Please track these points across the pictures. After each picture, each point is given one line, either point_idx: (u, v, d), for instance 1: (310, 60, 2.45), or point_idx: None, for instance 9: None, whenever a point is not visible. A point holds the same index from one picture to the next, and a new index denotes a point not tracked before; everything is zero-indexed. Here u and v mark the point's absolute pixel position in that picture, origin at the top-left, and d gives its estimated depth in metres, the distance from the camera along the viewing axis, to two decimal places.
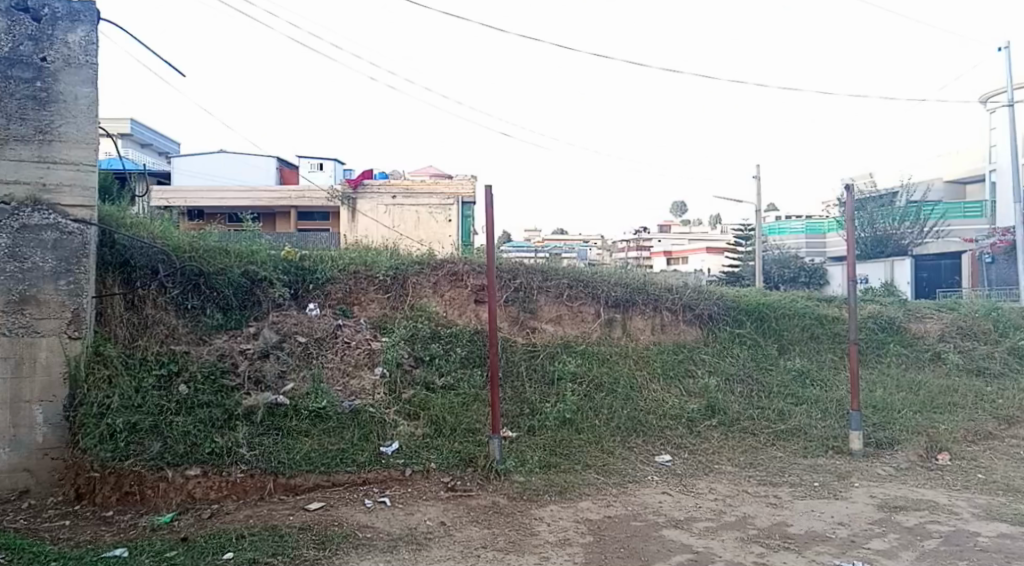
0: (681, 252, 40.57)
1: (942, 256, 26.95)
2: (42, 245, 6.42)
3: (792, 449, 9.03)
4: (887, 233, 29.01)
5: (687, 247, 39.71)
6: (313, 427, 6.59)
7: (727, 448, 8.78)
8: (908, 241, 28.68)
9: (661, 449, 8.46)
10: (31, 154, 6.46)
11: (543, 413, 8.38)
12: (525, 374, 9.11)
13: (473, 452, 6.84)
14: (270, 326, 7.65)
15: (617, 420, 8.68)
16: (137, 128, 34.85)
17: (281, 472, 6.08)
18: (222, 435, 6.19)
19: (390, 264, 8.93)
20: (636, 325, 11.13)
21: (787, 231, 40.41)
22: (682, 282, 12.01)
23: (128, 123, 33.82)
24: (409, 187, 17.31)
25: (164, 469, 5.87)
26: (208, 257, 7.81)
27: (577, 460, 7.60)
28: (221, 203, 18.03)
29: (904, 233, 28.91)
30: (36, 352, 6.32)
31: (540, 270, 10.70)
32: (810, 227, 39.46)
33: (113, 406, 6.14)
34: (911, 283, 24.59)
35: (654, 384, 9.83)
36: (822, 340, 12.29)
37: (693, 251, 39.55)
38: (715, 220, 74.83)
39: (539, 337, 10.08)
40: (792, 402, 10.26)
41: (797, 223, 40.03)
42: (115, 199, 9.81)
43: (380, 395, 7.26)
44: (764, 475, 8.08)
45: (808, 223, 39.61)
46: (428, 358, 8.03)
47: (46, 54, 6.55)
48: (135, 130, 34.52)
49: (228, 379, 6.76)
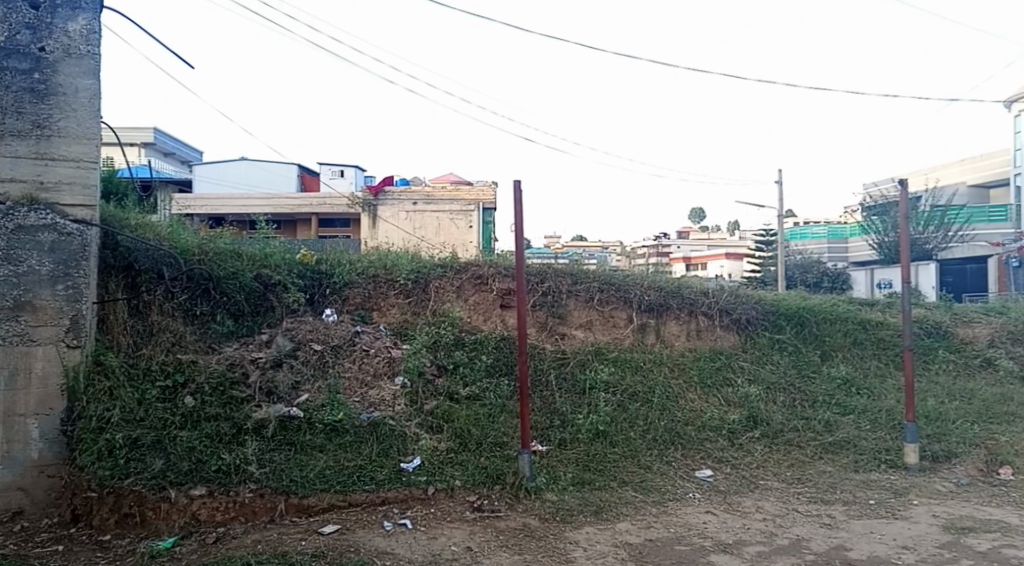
0: (703, 257, 39.80)
1: (967, 261, 27.21)
2: (38, 247, 6.03)
3: (841, 463, 8.37)
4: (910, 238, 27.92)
5: (711, 253, 39.00)
6: (328, 442, 6.10)
7: (772, 462, 8.14)
8: (933, 247, 27.32)
9: (702, 463, 7.85)
10: (27, 150, 6.08)
11: (575, 424, 7.81)
12: (555, 384, 8.57)
13: (502, 469, 6.31)
14: (284, 334, 7.22)
15: (654, 432, 8.10)
16: (161, 138, 35.00)
17: (293, 491, 5.60)
18: (230, 452, 5.73)
19: (411, 268, 8.48)
20: (671, 330, 10.52)
21: (809, 235, 39.28)
22: (718, 285, 11.39)
23: (152, 133, 33.98)
24: (431, 193, 16.87)
25: (166, 488, 5.40)
26: (219, 261, 7.41)
27: (613, 476, 7.02)
28: (243, 211, 17.72)
29: (929, 237, 27.50)
30: (32, 362, 5.92)
31: (569, 273, 10.20)
32: (832, 231, 38.46)
33: (113, 419, 5.71)
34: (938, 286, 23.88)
35: (691, 393, 9.24)
36: (866, 345, 11.61)
37: (714, 257, 38.75)
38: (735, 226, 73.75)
39: (568, 344, 9.52)
40: (838, 412, 9.61)
41: (820, 227, 38.93)
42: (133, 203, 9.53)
43: (401, 406, 6.74)
44: (814, 492, 7.44)
45: (831, 227, 38.59)
46: (452, 366, 7.52)
47: (44, 44, 6.18)
48: (159, 140, 34.80)
49: (238, 390, 6.30)
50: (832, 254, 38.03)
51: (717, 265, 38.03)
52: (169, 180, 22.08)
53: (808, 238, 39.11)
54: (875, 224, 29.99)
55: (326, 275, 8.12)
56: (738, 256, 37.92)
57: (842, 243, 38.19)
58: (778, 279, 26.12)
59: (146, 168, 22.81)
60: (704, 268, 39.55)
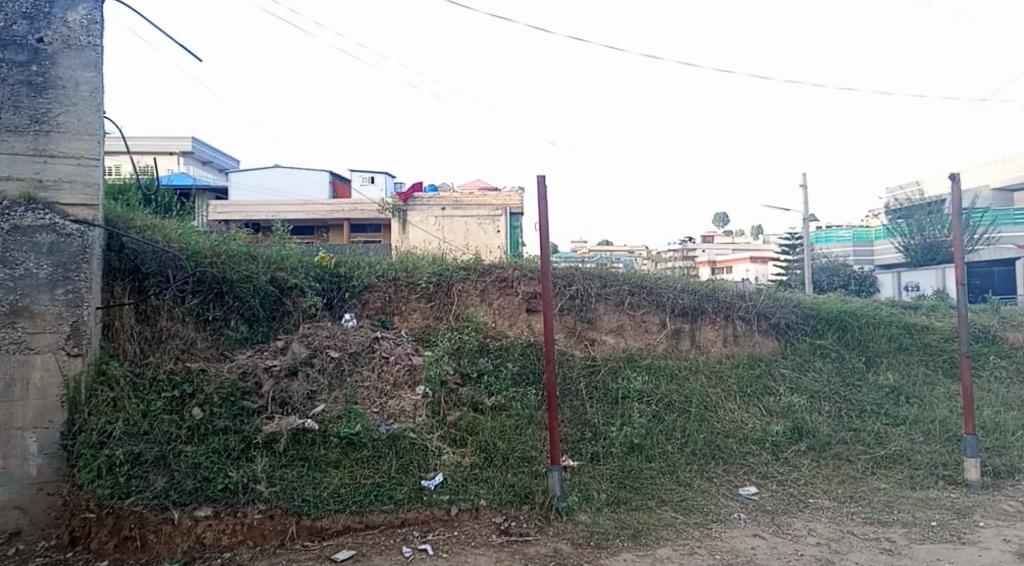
0: (727, 262, 38.82)
1: (994, 262, 25.86)
2: (35, 248, 5.71)
3: (895, 479, 7.73)
4: (937, 241, 27.24)
5: (738, 257, 38.21)
6: (344, 458, 5.67)
7: (821, 478, 7.55)
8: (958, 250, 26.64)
9: (745, 479, 7.30)
10: (25, 146, 5.79)
11: (608, 437, 7.32)
12: (585, 393, 8.06)
13: (530, 487, 5.84)
14: (300, 340, 6.80)
15: (693, 446, 7.56)
16: (198, 146, 35.32)
17: (305, 512, 5.22)
18: (238, 468, 5.34)
19: (434, 269, 8.02)
20: (707, 336, 9.93)
21: (834, 238, 38.14)
22: (756, 288, 10.78)
23: (189, 142, 34.12)
24: (459, 198, 16.50)
25: (169, 509, 5.06)
26: (232, 264, 7.03)
27: (650, 495, 6.51)
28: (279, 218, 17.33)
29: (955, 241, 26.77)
30: (30, 371, 5.59)
31: (599, 275, 9.61)
32: (858, 234, 37.34)
33: (114, 433, 5.35)
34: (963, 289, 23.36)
35: (730, 402, 8.68)
36: (912, 351, 10.94)
37: (739, 260, 37.88)
38: (756, 229, 72.49)
39: (599, 350, 8.98)
40: (887, 423, 8.98)
41: (844, 230, 37.77)
42: (163, 205, 9.23)
43: (423, 418, 6.28)
44: (870, 513, 6.84)
45: (857, 230, 37.49)
46: (477, 374, 7.06)
47: (42, 35, 5.88)
48: (195, 148, 35.02)
49: (250, 400, 5.89)
50: (859, 257, 36.96)
51: (742, 268, 37.12)
52: (204, 186, 22.08)
53: (834, 241, 38.02)
54: (899, 225, 28.93)
55: (345, 278, 7.71)
56: (762, 258, 37.01)
57: (867, 246, 37.08)
58: (807, 282, 25.31)
59: (185, 177, 22.89)
60: (729, 272, 38.66)
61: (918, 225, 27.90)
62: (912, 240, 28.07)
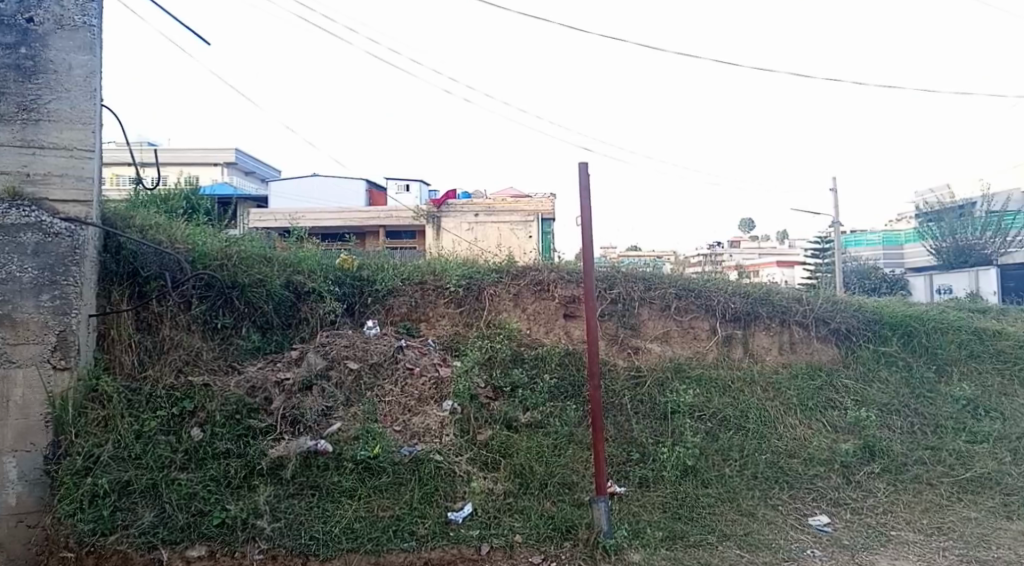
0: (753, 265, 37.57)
1: None
2: (19, 250, 5.22)
3: (987, 508, 6.75)
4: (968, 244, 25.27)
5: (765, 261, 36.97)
6: (361, 486, 5.01)
7: (901, 506, 6.61)
8: (991, 251, 24.64)
9: (816, 508, 6.43)
10: (12, 136, 5.34)
11: (658, 459, 6.53)
12: (631, 408, 7.26)
13: (572, 519, 5.07)
14: (316, 350, 6.11)
15: (754, 469, 6.72)
16: (242, 157, 35.37)
17: (313, 553, 4.63)
18: (238, 500, 4.79)
19: (463, 272, 7.32)
20: (761, 343, 9.02)
21: (865, 241, 36.59)
22: (815, 291, 9.84)
23: (228, 151, 34.08)
24: (491, 205, 15.86)
25: (158, 548, 4.57)
26: (245, 266, 6.43)
27: (711, 529, 5.70)
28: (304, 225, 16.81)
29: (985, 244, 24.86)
30: (11, 388, 5.06)
31: (643, 277, 8.78)
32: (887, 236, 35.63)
33: (102, 458, 4.84)
34: (999, 291, 22.15)
35: (791, 417, 7.80)
36: (987, 360, 9.87)
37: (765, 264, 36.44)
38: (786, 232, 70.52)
39: (644, 359, 8.15)
40: (968, 441, 8.01)
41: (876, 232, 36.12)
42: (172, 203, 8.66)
43: (450, 438, 5.55)
44: (964, 548, 5.90)
45: (886, 232, 35.83)
46: (511, 388, 6.30)
47: (33, 14, 5.43)
48: (240, 159, 34.95)
49: (257, 418, 5.24)
50: (889, 260, 35.25)
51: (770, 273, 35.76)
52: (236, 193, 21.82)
53: (863, 245, 36.55)
54: (929, 228, 27.04)
55: (367, 281, 7.04)
56: (791, 263, 35.74)
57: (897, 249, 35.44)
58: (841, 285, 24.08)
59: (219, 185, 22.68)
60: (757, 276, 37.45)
61: (947, 228, 26.00)
62: (943, 245, 26.23)
